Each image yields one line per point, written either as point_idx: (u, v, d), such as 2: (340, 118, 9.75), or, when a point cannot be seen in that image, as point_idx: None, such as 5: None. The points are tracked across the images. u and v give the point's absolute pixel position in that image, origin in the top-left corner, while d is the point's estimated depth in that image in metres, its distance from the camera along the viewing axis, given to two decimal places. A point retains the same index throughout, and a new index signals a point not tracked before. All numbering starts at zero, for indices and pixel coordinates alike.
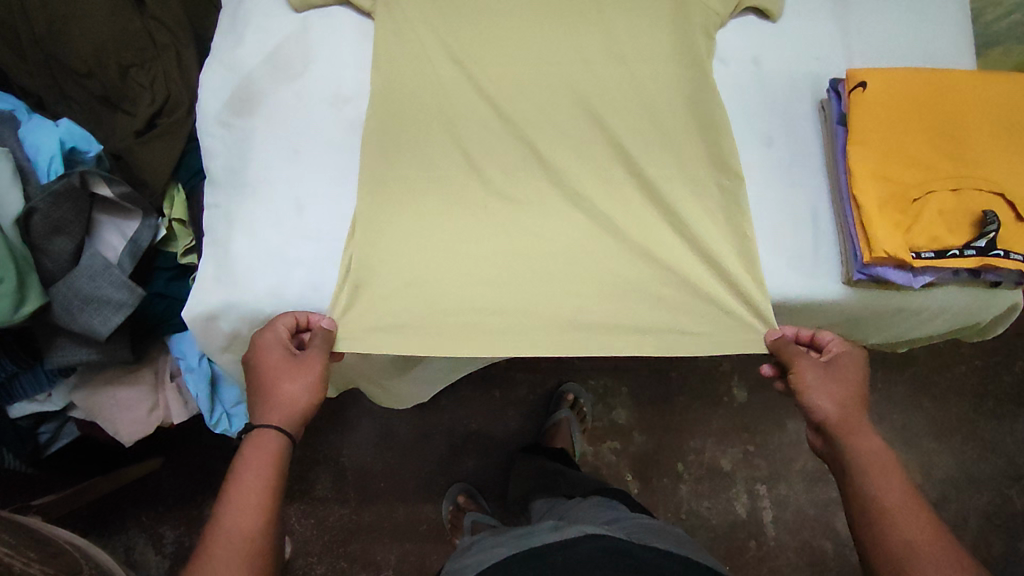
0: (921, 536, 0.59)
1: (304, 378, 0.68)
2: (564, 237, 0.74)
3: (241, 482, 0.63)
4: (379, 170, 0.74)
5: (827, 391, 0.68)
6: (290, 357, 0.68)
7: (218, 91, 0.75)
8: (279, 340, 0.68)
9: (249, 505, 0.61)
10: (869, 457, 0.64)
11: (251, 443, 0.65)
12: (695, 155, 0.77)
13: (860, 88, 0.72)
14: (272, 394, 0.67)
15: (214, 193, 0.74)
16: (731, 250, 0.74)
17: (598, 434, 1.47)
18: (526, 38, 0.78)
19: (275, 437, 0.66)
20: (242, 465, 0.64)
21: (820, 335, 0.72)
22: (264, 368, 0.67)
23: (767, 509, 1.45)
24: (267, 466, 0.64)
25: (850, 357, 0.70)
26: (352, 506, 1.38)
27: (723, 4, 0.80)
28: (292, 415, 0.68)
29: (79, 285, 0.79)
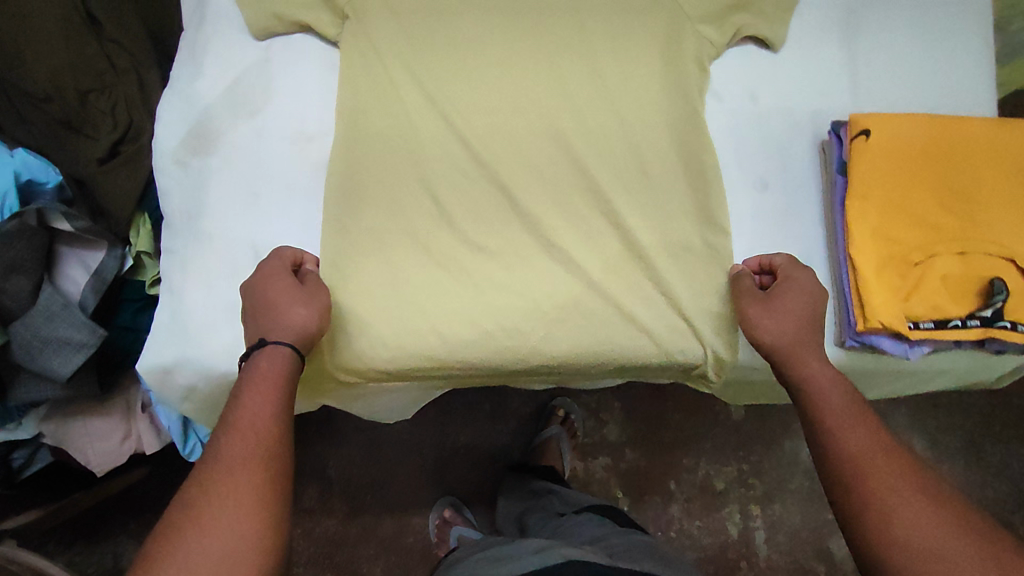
0: (868, 452, 0.55)
1: (312, 298, 0.64)
2: (538, 290, 0.69)
3: (252, 396, 0.57)
4: (344, 215, 0.70)
5: (769, 320, 0.64)
6: (294, 284, 0.64)
7: (173, 126, 0.70)
8: (285, 266, 0.66)
9: (263, 416, 0.56)
10: (820, 384, 0.61)
11: (261, 360, 0.60)
12: (682, 203, 0.72)
13: (864, 136, 0.66)
14: (281, 318, 0.62)
15: (171, 237, 0.71)
16: (715, 309, 0.70)
17: (588, 450, 1.43)
18: (503, 68, 0.72)
19: (284, 353, 0.61)
20: (251, 376, 0.59)
21: (774, 261, 0.68)
22: (271, 288, 0.63)
23: (759, 529, 1.41)
24: (281, 380, 0.59)
25: (796, 286, 0.66)
26: (340, 516, 1.35)
27: (719, 33, 0.73)
28: (301, 337, 0.62)
29: (34, 326, 0.76)
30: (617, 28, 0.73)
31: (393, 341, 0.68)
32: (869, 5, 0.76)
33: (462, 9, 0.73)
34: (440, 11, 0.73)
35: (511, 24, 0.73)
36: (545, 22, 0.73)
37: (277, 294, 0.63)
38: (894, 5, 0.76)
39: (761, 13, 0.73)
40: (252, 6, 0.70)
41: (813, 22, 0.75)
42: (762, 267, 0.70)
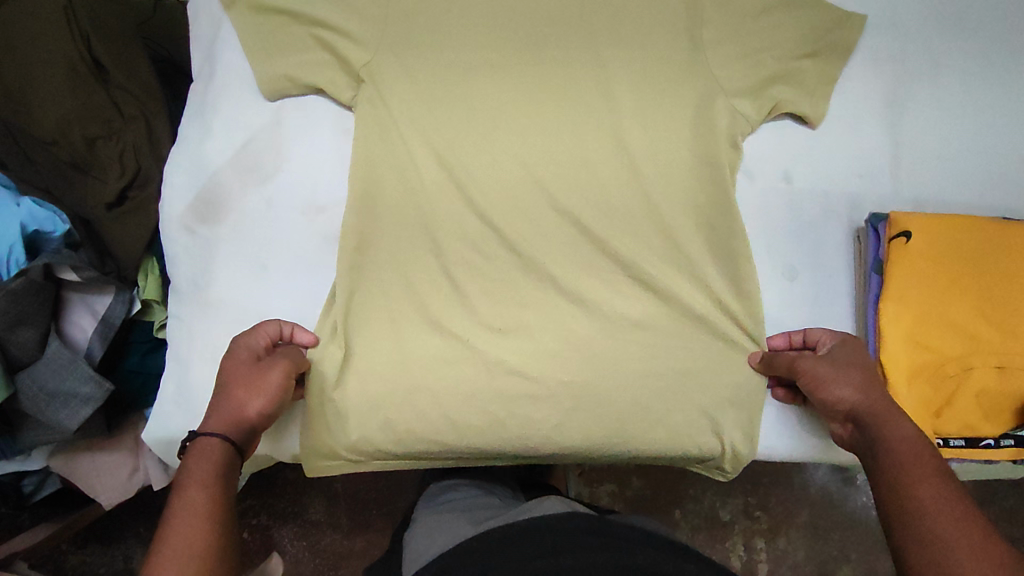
0: (949, 524, 0.48)
1: (261, 384, 0.60)
2: (553, 377, 0.67)
3: (183, 497, 0.51)
4: (352, 290, 0.68)
5: (842, 379, 0.59)
6: (249, 365, 0.61)
7: (183, 191, 0.69)
8: (254, 346, 0.62)
9: (198, 523, 0.49)
10: (901, 442, 0.54)
11: (192, 455, 0.54)
12: (704, 287, 0.69)
13: (903, 238, 0.62)
14: (222, 401, 0.59)
15: (178, 303, 0.69)
16: (736, 402, 0.68)
17: (596, 475, 1.21)
18: (524, 136, 0.69)
19: (218, 444, 0.55)
20: (184, 481, 0.52)
21: (812, 334, 0.66)
22: (226, 367, 0.61)
23: (762, 564, 1.20)
24: (216, 475, 0.53)
25: (851, 345, 0.63)
26: (345, 532, 1.14)
27: (755, 106, 0.69)
28: (236, 425, 0.58)
29: (42, 379, 0.76)
30: (647, 96, 0.69)
31: (400, 425, 0.66)
32: (915, 82, 0.71)
33: (485, 74, 0.70)
34: (462, 76, 0.69)
35: (534, 90, 0.70)
36: (572, 89, 0.70)
37: (232, 373, 0.60)
38: (942, 84, 0.72)
39: (801, 86, 0.70)
40: (268, 69, 0.69)
41: (855, 97, 0.71)
42: (794, 343, 0.67)
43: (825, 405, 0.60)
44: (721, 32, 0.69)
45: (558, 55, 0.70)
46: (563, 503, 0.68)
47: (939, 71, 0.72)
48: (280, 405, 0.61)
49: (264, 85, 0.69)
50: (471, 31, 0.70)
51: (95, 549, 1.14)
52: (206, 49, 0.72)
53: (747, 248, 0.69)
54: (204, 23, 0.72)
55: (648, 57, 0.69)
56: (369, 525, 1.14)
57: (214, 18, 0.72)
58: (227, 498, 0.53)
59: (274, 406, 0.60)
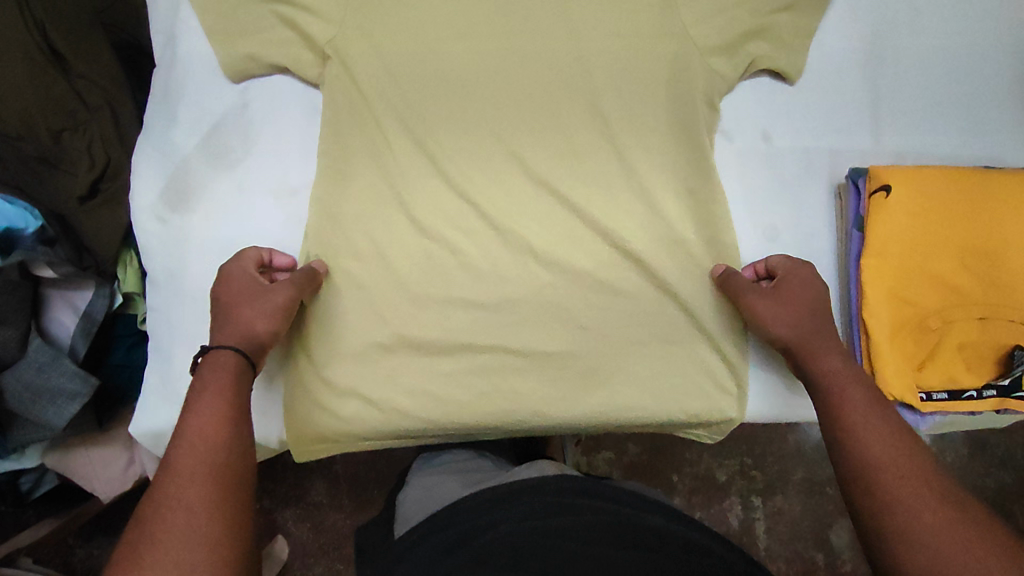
0: (888, 456, 0.52)
1: (264, 300, 0.61)
2: (538, 349, 0.67)
3: (202, 396, 0.54)
4: (330, 274, 0.67)
5: (776, 318, 0.62)
6: (255, 283, 0.62)
7: (153, 181, 0.68)
8: (247, 267, 0.63)
9: (210, 432, 0.51)
10: (833, 376, 0.59)
11: (208, 366, 0.56)
12: (687, 253, 0.69)
13: (883, 192, 0.62)
14: (229, 320, 0.60)
15: (155, 295, 0.69)
16: (721, 367, 0.69)
17: (593, 444, 1.22)
18: (497, 109, 0.69)
19: (233, 362, 0.57)
20: (199, 386, 0.55)
21: (770, 262, 0.66)
22: (227, 290, 0.61)
23: (760, 521, 1.21)
24: (231, 383, 0.55)
25: (797, 279, 0.64)
26: (348, 511, 1.15)
27: (730, 65, 0.68)
28: (249, 342, 0.59)
29: (26, 378, 0.74)
30: (620, 61, 0.69)
31: (387, 406, 0.66)
32: (895, 32, 0.70)
33: (454, 44, 0.68)
34: (432, 47, 0.68)
35: (504, 60, 0.69)
36: (545, 56, 0.69)
37: (235, 292, 0.61)
38: (924, 33, 0.70)
39: (777, 42, 0.69)
40: (231, 49, 0.67)
41: (834, 50, 0.70)
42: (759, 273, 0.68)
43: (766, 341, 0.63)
44: None
45: (529, 21, 0.68)
46: (557, 466, 0.70)
47: (918, 19, 0.70)
48: (282, 325, 0.62)
49: (229, 67, 0.67)
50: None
51: (102, 542, 1.15)
52: (165, 32, 0.70)
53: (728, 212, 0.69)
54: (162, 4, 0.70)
55: (621, 20, 0.68)
56: (371, 502, 1.15)
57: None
58: (243, 408, 0.55)
59: (277, 323, 0.61)
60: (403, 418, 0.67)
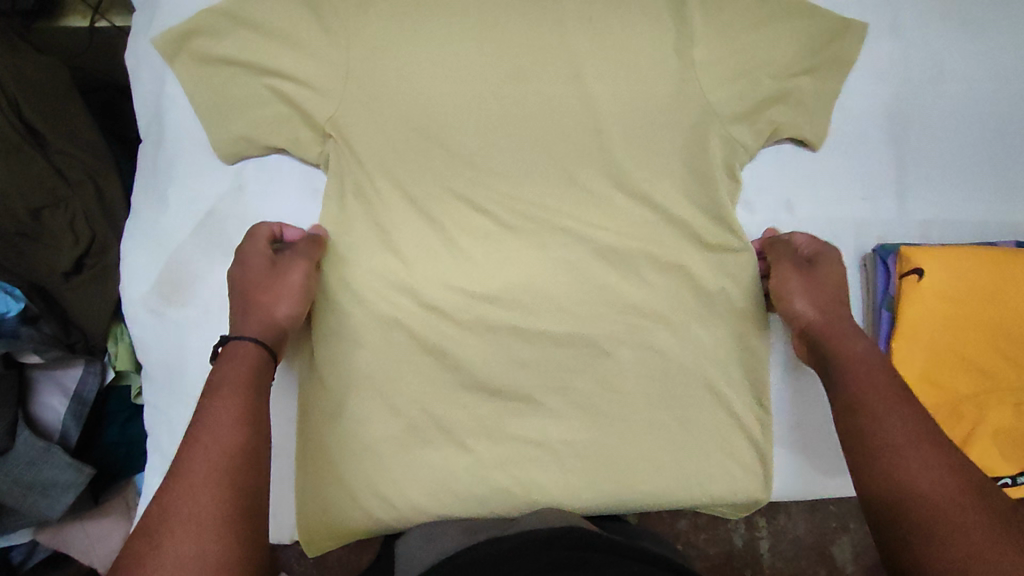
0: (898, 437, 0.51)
1: (282, 284, 0.60)
2: (558, 437, 0.65)
3: (220, 393, 0.52)
4: (336, 366, 0.64)
5: (808, 294, 0.61)
6: (268, 267, 0.61)
7: (145, 271, 0.64)
8: (262, 251, 0.62)
9: (228, 421, 0.50)
10: (850, 354, 0.57)
11: (226, 357, 0.55)
12: (709, 329, 0.66)
13: (915, 275, 0.59)
14: (248, 307, 0.59)
15: (152, 389, 0.65)
16: (746, 449, 0.66)
17: None
18: (506, 179, 0.65)
19: (252, 351, 0.56)
20: (217, 378, 0.54)
21: (800, 237, 0.66)
22: (244, 277, 0.60)
23: (764, 538, 1.14)
24: (247, 378, 0.54)
25: (829, 260, 0.63)
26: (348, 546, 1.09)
27: (750, 131, 0.65)
28: (269, 331, 0.59)
29: (16, 472, 0.71)
30: (634, 125, 0.65)
31: (402, 502, 0.63)
32: (920, 93, 0.68)
33: (462, 114, 0.64)
34: (437, 118, 0.64)
35: (512, 127, 0.65)
36: (557, 123, 0.65)
37: (250, 276, 0.61)
38: (949, 94, 0.68)
39: (799, 106, 0.66)
40: (224, 127, 0.63)
41: (857, 113, 0.67)
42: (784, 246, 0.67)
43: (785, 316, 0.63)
44: (711, 52, 0.64)
45: (538, 85, 0.65)
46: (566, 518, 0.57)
47: (942, 80, 0.68)
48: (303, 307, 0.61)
49: (222, 147, 0.63)
50: (444, 69, 0.64)
51: None
52: (150, 107, 0.66)
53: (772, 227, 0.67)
54: (145, 77, 0.65)
55: (636, 84, 0.65)
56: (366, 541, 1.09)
57: (155, 72, 0.65)
58: (259, 399, 0.53)
59: (297, 305, 0.61)
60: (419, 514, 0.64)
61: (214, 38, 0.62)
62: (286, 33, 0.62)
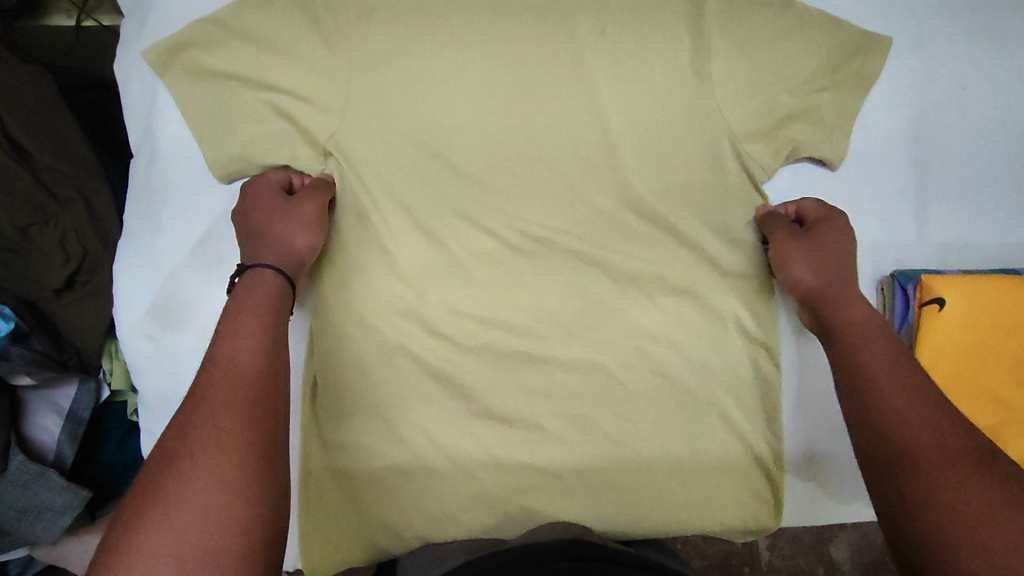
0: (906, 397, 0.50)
1: (293, 213, 0.58)
2: (568, 467, 0.62)
3: (238, 320, 0.51)
4: (339, 394, 0.62)
5: (806, 263, 0.60)
6: (280, 199, 0.59)
7: (140, 295, 0.61)
8: (270, 184, 0.60)
9: (247, 349, 0.49)
10: (852, 323, 0.56)
11: (245, 286, 0.54)
12: (723, 354, 0.64)
13: (937, 305, 0.58)
14: (264, 237, 0.58)
15: (149, 414, 0.63)
16: (758, 476, 0.65)
17: None
18: (514, 197, 0.63)
19: (274, 278, 0.55)
20: (235, 306, 0.52)
21: (805, 206, 0.63)
22: (255, 209, 0.59)
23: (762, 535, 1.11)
24: (265, 307, 0.53)
25: (833, 226, 0.62)
26: None
27: (769, 149, 0.63)
28: (287, 260, 0.57)
29: (10, 496, 0.69)
30: (647, 141, 0.63)
31: (408, 532, 0.62)
32: (942, 110, 0.65)
33: (470, 132, 0.62)
34: (443, 137, 0.62)
35: (521, 143, 0.62)
36: (567, 139, 0.63)
37: (263, 207, 0.59)
38: (972, 111, 0.66)
39: (819, 123, 0.63)
40: (220, 144, 0.60)
41: (877, 130, 0.65)
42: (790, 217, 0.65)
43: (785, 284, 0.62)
44: (729, 67, 0.62)
45: (549, 99, 0.62)
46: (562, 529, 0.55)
47: (966, 96, 0.66)
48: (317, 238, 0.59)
49: (219, 166, 0.61)
50: (452, 83, 0.61)
51: None
52: (142, 122, 0.63)
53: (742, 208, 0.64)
54: (136, 90, 0.62)
55: (650, 99, 0.62)
56: None
57: (147, 85, 0.62)
58: (278, 329, 0.52)
59: (311, 236, 0.59)
60: (427, 546, 0.62)
61: (210, 52, 0.59)
62: (286, 47, 0.59)
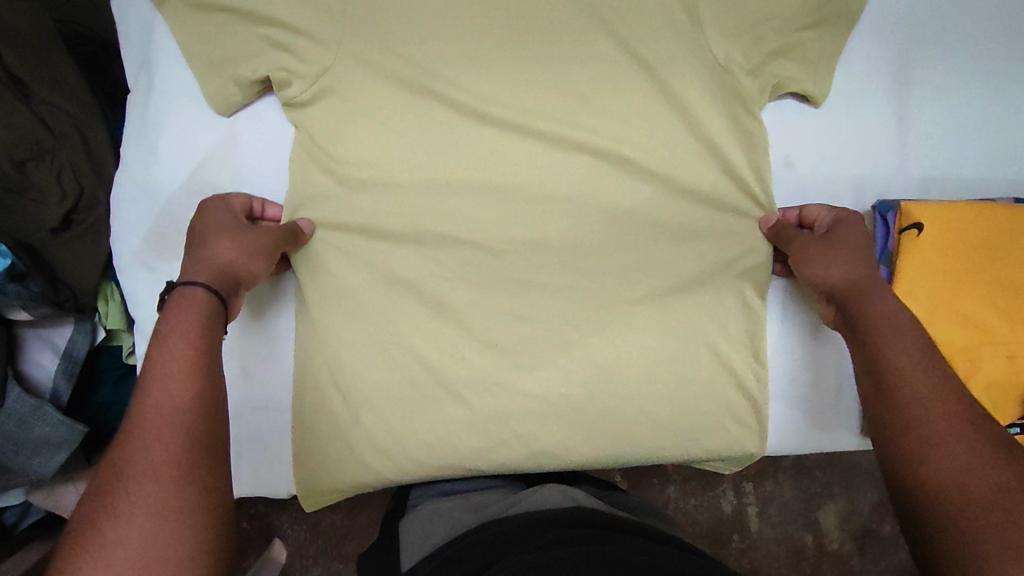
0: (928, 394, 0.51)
1: (244, 236, 0.57)
2: (558, 393, 0.64)
3: (167, 345, 0.49)
4: (333, 320, 0.63)
5: (829, 259, 0.60)
6: (237, 224, 0.58)
7: (136, 221, 0.63)
8: (230, 209, 0.60)
9: (180, 379, 0.48)
10: (879, 314, 0.56)
11: (176, 306, 0.52)
12: (709, 285, 0.66)
13: (915, 230, 0.60)
14: (202, 250, 0.56)
15: (145, 343, 0.65)
16: (743, 406, 0.67)
17: None
18: (506, 131, 0.64)
19: (205, 296, 0.53)
20: (165, 331, 0.50)
21: (809, 211, 0.65)
22: (204, 226, 0.58)
23: (753, 506, 1.10)
24: (198, 329, 0.51)
25: (847, 224, 0.62)
26: (345, 511, 1.04)
27: (755, 84, 0.64)
28: (221, 278, 0.55)
29: (6, 429, 0.70)
30: (636, 79, 0.64)
31: (401, 456, 0.63)
32: (923, 47, 0.67)
33: (463, 65, 0.63)
34: (435, 70, 0.63)
35: (513, 79, 0.64)
36: (559, 75, 0.64)
37: (215, 224, 0.58)
38: (952, 50, 0.67)
39: (803, 60, 0.65)
40: (217, 76, 0.61)
41: (860, 68, 0.67)
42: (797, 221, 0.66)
43: (809, 284, 0.61)
44: (716, 4, 0.63)
45: (540, 36, 0.63)
46: (566, 492, 0.63)
47: (946, 36, 0.67)
48: (263, 265, 0.58)
49: (217, 98, 0.62)
50: (444, 18, 0.63)
51: None
52: (138, 55, 0.64)
53: (731, 145, 0.65)
54: (134, 24, 0.64)
55: (639, 36, 0.64)
56: (368, 504, 1.03)
57: (144, 17, 0.63)
58: (214, 352, 0.51)
59: (258, 263, 0.57)
60: (421, 469, 0.63)
61: None
62: None
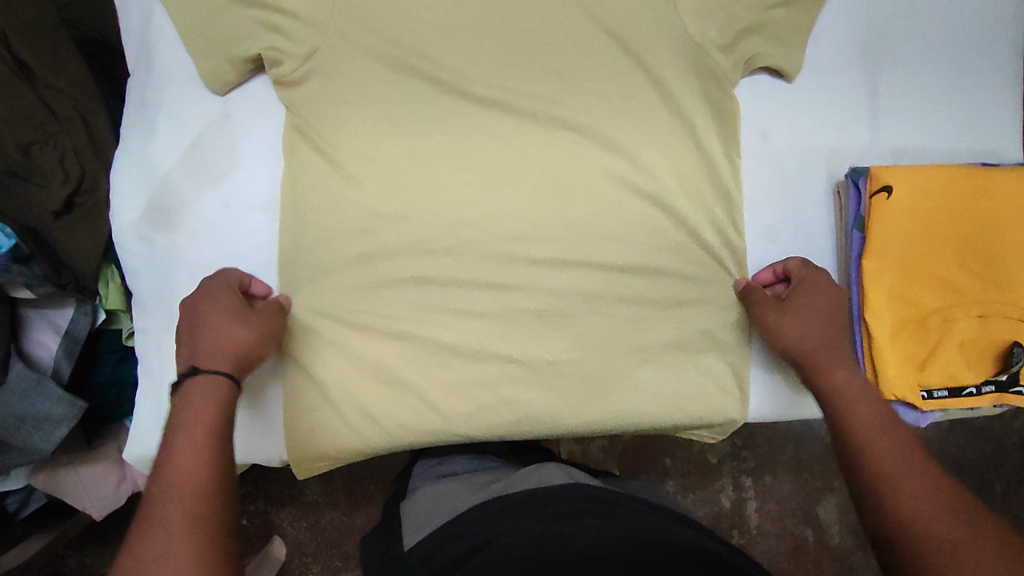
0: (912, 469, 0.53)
1: (251, 321, 0.60)
2: (544, 358, 0.66)
3: (186, 432, 0.52)
4: (325, 291, 0.65)
5: (791, 330, 0.63)
6: (241, 307, 0.60)
7: (133, 196, 0.66)
8: (229, 289, 0.61)
9: (194, 463, 0.50)
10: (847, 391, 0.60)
11: (191, 391, 0.55)
12: (689, 255, 0.68)
13: (885, 193, 0.64)
14: (215, 334, 0.58)
15: (143, 316, 0.67)
16: (724, 372, 0.68)
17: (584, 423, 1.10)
18: (491, 107, 0.66)
19: (223, 384, 0.56)
20: (182, 418, 0.53)
21: (786, 265, 0.67)
22: (211, 308, 0.59)
23: (752, 500, 1.10)
24: (215, 417, 0.54)
25: (812, 287, 0.64)
26: (343, 509, 1.04)
27: (729, 59, 0.67)
28: (237, 360, 0.58)
29: (8, 405, 0.72)
30: (616, 56, 0.67)
31: (391, 422, 0.65)
32: (893, 23, 0.69)
33: (448, 43, 0.66)
34: (422, 48, 0.65)
35: (496, 58, 0.66)
36: (541, 54, 0.67)
37: (221, 308, 0.59)
38: (920, 24, 0.70)
39: (775, 37, 0.67)
40: (214, 56, 0.64)
41: (831, 45, 0.69)
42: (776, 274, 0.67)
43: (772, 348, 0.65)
44: None
45: (522, 16, 0.66)
46: (565, 474, 0.64)
47: (915, 11, 0.70)
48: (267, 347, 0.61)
49: (212, 77, 0.65)
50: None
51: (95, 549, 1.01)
52: (138, 41, 0.68)
53: (708, 118, 0.68)
54: (134, 9, 0.67)
55: (618, 14, 0.66)
56: (366, 499, 1.04)
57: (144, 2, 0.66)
58: (226, 433, 0.54)
59: (262, 346, 0.60)
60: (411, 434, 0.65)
61: None
62: None
